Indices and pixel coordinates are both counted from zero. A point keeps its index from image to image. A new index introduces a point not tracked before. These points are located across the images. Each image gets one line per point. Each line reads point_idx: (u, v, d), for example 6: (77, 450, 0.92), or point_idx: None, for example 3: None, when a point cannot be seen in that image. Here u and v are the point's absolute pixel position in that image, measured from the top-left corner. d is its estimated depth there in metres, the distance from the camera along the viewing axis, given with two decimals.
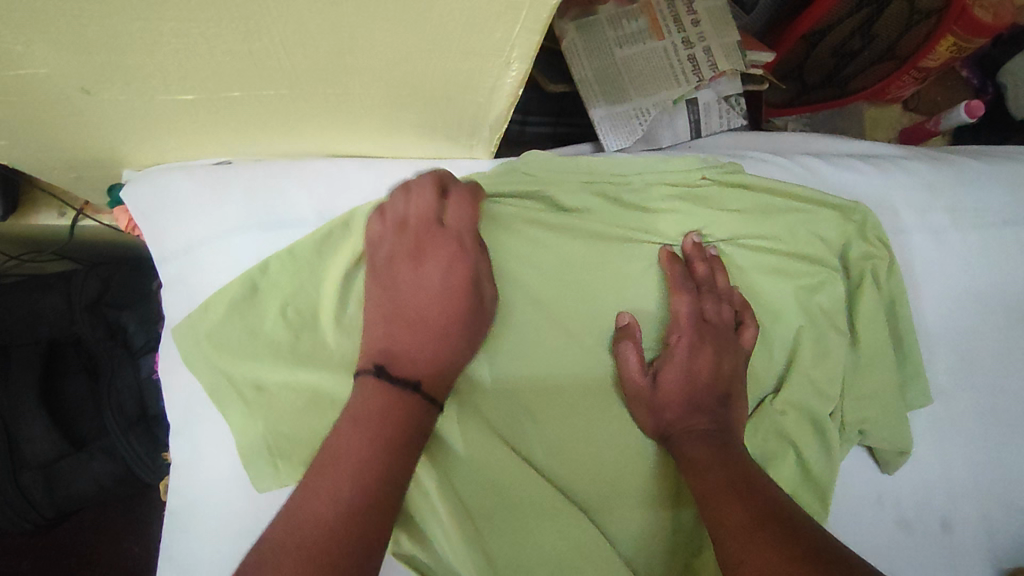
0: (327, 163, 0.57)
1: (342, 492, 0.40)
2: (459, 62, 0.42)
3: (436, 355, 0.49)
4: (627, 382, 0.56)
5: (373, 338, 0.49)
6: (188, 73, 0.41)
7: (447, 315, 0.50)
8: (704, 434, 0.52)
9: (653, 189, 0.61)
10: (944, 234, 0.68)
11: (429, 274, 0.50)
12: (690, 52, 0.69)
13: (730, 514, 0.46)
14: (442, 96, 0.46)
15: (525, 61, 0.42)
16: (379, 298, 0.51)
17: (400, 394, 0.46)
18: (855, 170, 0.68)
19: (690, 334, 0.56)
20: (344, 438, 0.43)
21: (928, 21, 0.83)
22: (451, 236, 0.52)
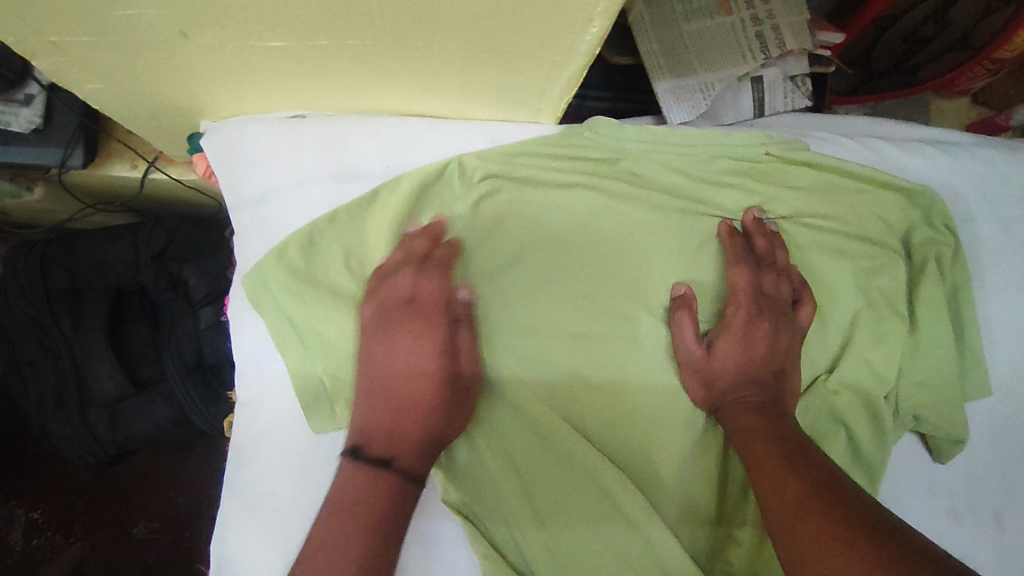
0: (396, 121, 0.59)
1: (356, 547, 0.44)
2: (543, 16, 0.42)
3: (438, 403, 0.51)
4: (680, 351, 0.56)
5: (362, 412, 0.50)
6: (282, 20, 0.43)
7: (427, 395, 0.50)
8: (758, 406, 0.53)
9: (715, 162, 0.61)
10: (1014, 225, 0.66)
11: (433, 342, 0.51)
12: (757, 30, 0.68)
13: (784, 485, 0.46)
14: (521, 53, 0.47)
15: (607, 20, 0.43)
16: (380, 368, 0.51)
17: (372, 485, 0.46)
18: (925, 154, 0.66)
19: (748, 307, 0.56)
20: (339, 528, 0.44)
21: (1006, 9, 0.80)
22: (428, 309, 0.52)
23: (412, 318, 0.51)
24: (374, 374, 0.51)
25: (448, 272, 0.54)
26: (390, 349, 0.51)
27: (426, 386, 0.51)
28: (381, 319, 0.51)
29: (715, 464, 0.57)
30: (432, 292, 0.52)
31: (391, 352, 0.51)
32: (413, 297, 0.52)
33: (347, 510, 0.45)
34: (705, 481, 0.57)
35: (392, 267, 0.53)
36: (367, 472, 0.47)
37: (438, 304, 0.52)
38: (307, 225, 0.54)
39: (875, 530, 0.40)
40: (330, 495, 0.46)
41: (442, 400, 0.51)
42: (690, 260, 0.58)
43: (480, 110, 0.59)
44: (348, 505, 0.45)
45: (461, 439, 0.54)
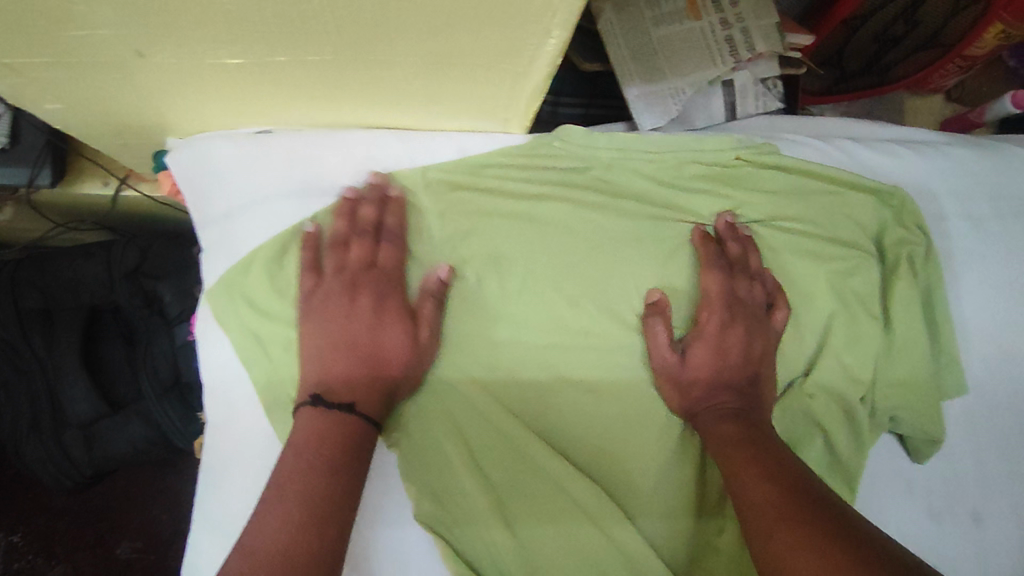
0: (362, 133, 0.58)
1: (311, 494, 0.45)
2: (500, 28, 0.42)
3: (399, 353, 0.52)
4: (655, 358, 0.56)
5: (315, 363, 0.52)
6: (237, 37, 0.43)
7: (378, 340, 0.52)
8: (732, 412, 0.53)
9: (686, 168, 0.61)
10: (984, 223, 0.66)
11: (388, 305, 0.53)
12: (727, 34, 0.68)
13: (761, 492, 0.46)
14: (483, 65, 0.47)
15: (566, 31, 0.42)
16: (329, 329, 0.52)
17: (341, 426, 0.49)
18: (894, 154, 0.66)
19: (721, 312, 0.56)
20: (296, 465, 0.46)
21: (974, 7, 0.82)
22: (384, 274, 0.54)
23: (370, 282, 0.53)
24: (334, 334, 0.52)
25: (404, 245, 0.55)
26: (335, 312, 0.52)
27: (388, 345, 0.52)
28: (338, 281, 0.53)
29: (695, 471, 0.57)
30: (369, 244, 0.54)
31: (354, 311, 0.52)
32: (369, 263, 0.54)
33: (307, 454, 0.47)
34: (684, 489, 0.56)
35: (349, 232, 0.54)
36: (317, 425, 0.48)
37: (401, 267, 0.54)
38: (278, 237, 0.56)
39: (853, 541, 0.40)
40: (288, 446, 0.48)
41: (397, 351, 0.52)
42: (661, 265, 0.58)
43: (448, 122, 0.59)
44: (286, 469, 0.46)
45: (435, 454, 0.54)
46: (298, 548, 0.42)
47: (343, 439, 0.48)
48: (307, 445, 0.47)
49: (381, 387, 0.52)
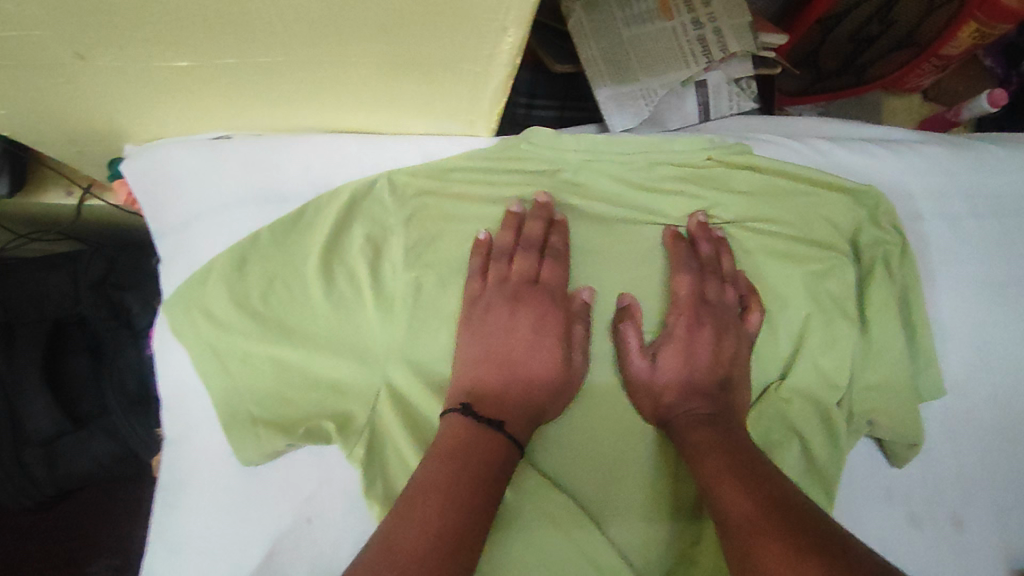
0: (324, 138, 0.56)
1: (472, 499, 0.42)
2: (454, 26, 0.40)
3: (557, 368, 0.52)
4: (626, 365, 0.54)
5: (460, 380, 0.51)
6: (181, 38, 0.41)
7: (540, 360, 0.51)
8: (705, 419, 0.51)
9: (657, 169, 0.60)
10: (959, 222, 0.65)
11: (548, 324, 0.53)
12: (699, 33, 0.67)
13: (743, 506, 0.43)
14: (443, 66, 0.45)
15: (525, 30, 0.41)
16: (478, 350, 0.51)
17: (483, 434, 0.46)
18: (870, 154, 0.64)
19: (690, 315, 0.55)
20: (430, 468, 0.43)
21: (949, 7, 0.81)
22: (548, 290, 0.54)
23: (536, 298, 0.53)
24: (495, 351, 0.51)
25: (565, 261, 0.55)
26: (520, 325, 0.52)
27: (536, 365, 0.51)
28: (501, 293, 0.53)
29: (669, 480, 0.55)
30: (532, 259, 0.54)
31: (512, 328, 0.52)
32: (532, 280, 0.54)
33: (450, 458, 0.44)
34: (658, 499, 0.55)
35: (516, 244, 0.55)
36: (456, 432, 0.46)
37: (564, 290, 0.54)
38: (237, 247, 0.54)
39: (840, 555, 0.38)
40: (431, 452, 0.45)
41: (549, 365, 0.52)
42: (630, 270, 0.57)
43: (413, 125, 0.57)
44: (428, 474, 0.43)
45: (399, 467, 0.53)
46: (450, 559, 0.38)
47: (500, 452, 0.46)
48: (483, 454, 0.45)
49: (508, 402, 0.49)
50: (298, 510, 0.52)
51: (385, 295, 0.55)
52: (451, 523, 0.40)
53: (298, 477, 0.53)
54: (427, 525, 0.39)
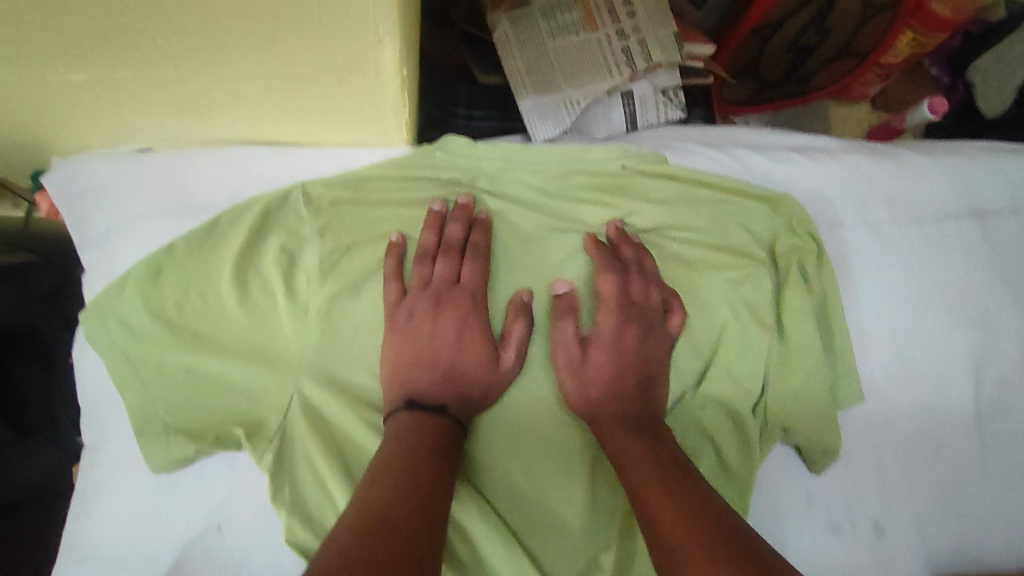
0: (240, 149, 0.57)
1: (419, 469, 0.46)
2: (332, 42, 0.41)
3: (487, 362, 0.54)
4: (557, 348, 0.55)
5: (396, 381, 0.53)
6: (72, 53, 0.42)
7: (469, 354, 0.54)
8: (633, 424, 0.52)
9: (572, 177, 0.61)
10: (880, 229, 0.65)
11: (473, 322, 0.55)
12: (624, 44, 0.68)
13: (675, 513, 0.43)
14: (328, 76, 0.45)
15: (396, 39, 0.41)
16: (406, 352, 0.53)
17: (428, 423, 0.50)
18: (789, 161, 0.65)
19: (615, 314, 0.56)
20: (385, 448, 0.48)
21: (883, 15, 0.82)
22: (466, 291, 0.55)
23: (454, 300, 0.55)
24: (423, 353, 0.53)
25: (487, 259, 0.56)
26: (445, 327, 0.54)
27: (468, 359, 0.54)
28: (423, 298, 0.54)
29: (580, 485, 0.56)
30: (450, 263, 0.55)
31: (438, 331, 0.54)
32: (452, 281, 0.55)
33: (405, 443, 0.48)
34: (570, 503, 0.56)
35: (437, 247, 0.56)
36: (404, 427, 0.50)
37: (480, 285, 0.56)
38: (151, 257, 0.55)
39: (761, 562, 0.39)
40: (384, 441, 0.49)
41: (481, 358, 0.54)
42: (546, 277, 0.58)
43: (331, 136, 0.58)
44: (380, 456, 0.47)
45: (309, 473, 0.53)
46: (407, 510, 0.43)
47: (440, 438, 0.50)
48: (428, 444, 0.48)
49: (449, 389, 0.53)
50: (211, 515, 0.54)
51: (300, 303, 0.55)
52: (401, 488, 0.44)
53: (209, 484, 0.54)
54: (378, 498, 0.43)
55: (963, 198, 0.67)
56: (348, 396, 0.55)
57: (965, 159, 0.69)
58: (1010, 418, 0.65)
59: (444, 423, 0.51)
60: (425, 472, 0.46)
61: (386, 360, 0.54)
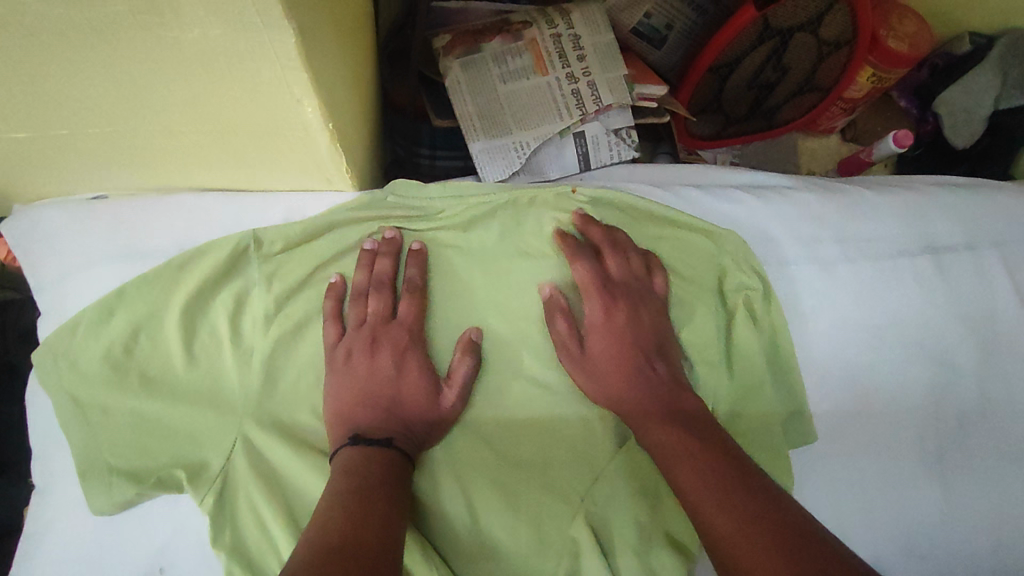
0: (192, 197, 0.59)
1: (376, 493, 0.47)
2: (253, 99, 0.42)
3: (428, 397, 0.53)
4: (555, 337, 0.58)
5: (339, 420, 0.52)
6: (7, 113, 0.43)
7: (410, 389, 0.53)
8: (649, 400, 0.54)
9: (524, 212, 0.61)
10: (834, 266, 0.65)
11: (412, 358, 0.54)
12: (574, 87, 0.70)
13: (712, 503, 0.44)
14: (259, 132, 0.47)
15: (315, 99, 0.42)
16: (345, 390, 0.53)
17: (376, 455, 0.49)
18: (737, 201, 0.65)
19: (602, 296, 0.58)
20: (344, 475, 0.48)
21: (840, 52, 0.83)
22: (402, 327, 0.55)
23: (389, 337, 0.54)
24: (361, 390, 0.53)
25: (423, 293, 0.57)
26: (382, 364, 0.53)
27: (409, 395, 0.53)
28: (359, 336, 0.54)
29: (529, 526, 0.55)
30: (386, 297, 0.56)
31: (375, 367, 0.53)
32: (387, 318, 0.55)
33: (358, 474, 0.48)
34: (519, 545, 0.54)
35: (369, 283, 0.56)
36: (358, 459, 0.49)
37: (417, 320, 0.56)
38: (103, 297, 0.55)
39: (817, 542, 0.40)
40: (334, 476, 0.48)
41: (422, 392, 0.53)
42: (493, 313, 0.59)
43: (278, 182, 0.59)
44: (336, 483, 0.47)
45: (250, 516, 0.52)
46: (366, 526, 0.43)
47: (391, 469, 0.49)
48: (372, 477, 0.48)
49: (393, 423, 0.52)
50: (152, 558, 0.53)
51: (244, 346, 0.56)
52: (363, 507, 0.45)
53: (150, 527, 0.54)
54: (335, 517, 0.44)
55: (918, 234, 0.67)
56: (291, 438, 0.54)
57: (920, 197, 0.68)
58: (973, 456, 0.63)
59: (390, 454, 0.50)
60: (384, 494, 0.47)
61: (327, 399, 0.53)
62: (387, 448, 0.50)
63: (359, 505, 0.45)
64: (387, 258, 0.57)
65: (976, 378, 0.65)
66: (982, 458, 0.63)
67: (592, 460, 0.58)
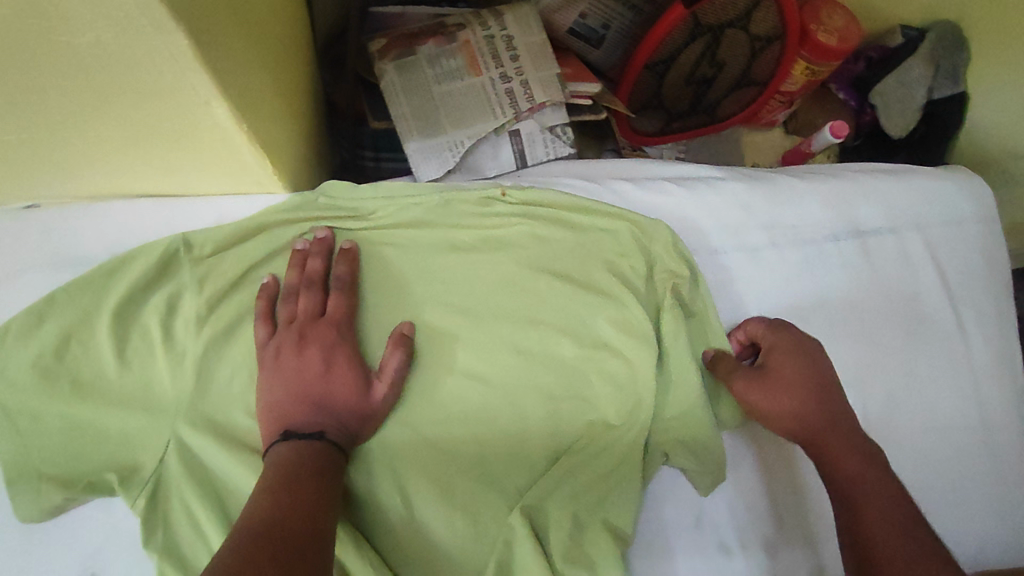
0: (122, 205, 0.59)
1: (305, 485, 0.47)
2: (160, 103, 0.42)
3: (359, 391, 0.54)
4: (728, 381, 0.60)
5: (270, 418, 0.53)
6: None
7: (340, 383, 0.54)
8: (826, 426, 0.57)
9: (453, 208, 0.62)
10: (761, 253, 0.67)
11: (342, 353, 0.55)
12: (507, 86, 0.71)
13: (886, 509, 0.51)
14: (175, 136, 0.47)
15: (223, 100, 0.43)
16: (275, 387, 0.53)
17: (307, 448, 0.50)
18: (665, 192, 0.67)
19: (789, 353, 0.60)
20: (276, 467, 0.49)
21: (772, 47, 0.85)
22: (331, 323, 0.56)
23: (318, 334, 0.55)
24: (290, 387, 0.53)
25: (352, 290, 0.58)
26: (310, 360, 0.54)
27: (339, 390, 0.54)
28: (288, 333, 0.55)
29: (464, 515, 0.56)
30: (317, 296, 0.57)
31: (304, 363, 0.53)
32: (316, 315, 0.56)
33: (286, 467, 0.48)
34: (454, 534, 0.55)
35: (300, 283, 0.57)
36: (288, 454, 0.49)
37: (348, 316, 0.57)
38: (32, 307, 0.55)
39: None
40: (265, 471, 0.49)
41: (354, 386, 0.54)
42: (425, 308, 0.60)
43: (209, 188, 0.60)
44: (265, 478, 0.48)
45: (183, 516, 0.53)
46: (293, 519, 0.44)
47: (324, 459, 0.50)
48: (303, 470, 0.48)
49: (324, 417, 0.52)
50: (83, 563, 0.53)
51: (176, 349, 0.56)
52: (290, 499, 0.46)
53: (81, 531, 0.54)
54: (263, 509, 0.45)
55: (842, 219, 0.69)
56: (224, 437, 0.55)
57: (845, 183, 0.70)
58: (900, 433, 0.65)
59: (322, 447, 0.51)
60: (314, 485, 0.48)
61: (259, 398, 0.54)
62: (317, 441, 0.51)
63: (286, 496, 0.46)
64: (318, 258, 0.58)
65: (901, 357, 0.67)
66: (908, 434, 0.65)
67: (527, 449, 0.59)
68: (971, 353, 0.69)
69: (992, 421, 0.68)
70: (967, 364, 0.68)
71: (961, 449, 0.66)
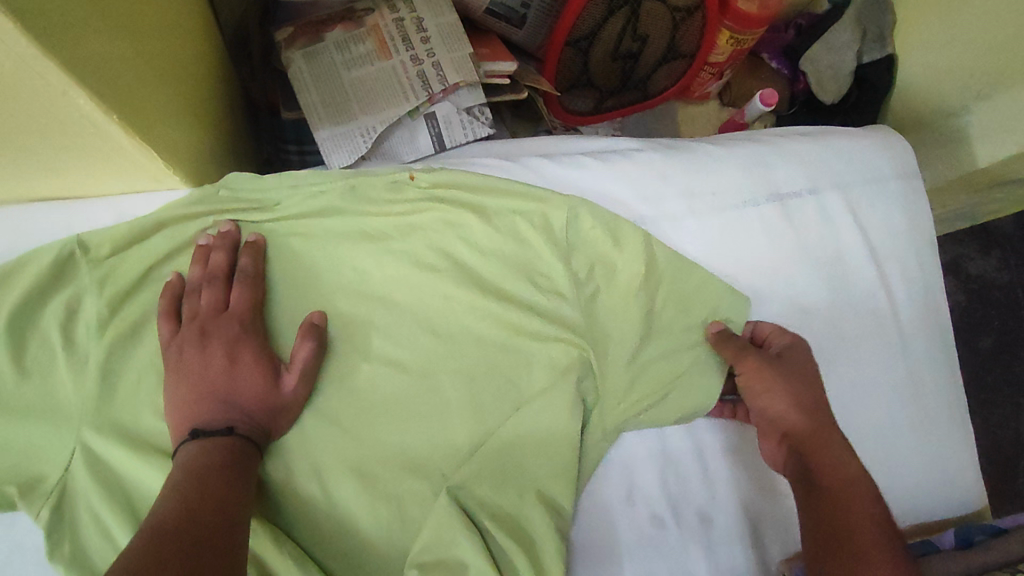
0: (16, 209, 0.57)
1: (215, 478, 0.46)
2: (13, 97, 0.40)
3: (267, 382, 0.53)
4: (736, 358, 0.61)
5: (176, 418, 0.51)
6: None
7: (246, 377, 0.52)
8: (822, 419, 0.57)
9: (361, 195, 0.61)
10: (681, 222, 0.66)
11: (247, 346, 0.53)
12: (418, 68, 0.70)
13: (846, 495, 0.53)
14: (45, 131, 0.45)
15: (81, 88, 0.41)
16: (178, 386, 0.52)
17: (214, 444, 0.48)
18: (582, 166, 0.67)
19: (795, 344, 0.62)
20: (184, 466, 0.47)
21: (693, 17, 0.84)
22: (235, 316, 0.54)
23: (220, 328, 0.53)
24: (194, 384, 0.51)
25: (257, 281, 0.57)
26: (212, 355, 0.52)
27: (246, 383, 0.52)
28: (190, 330, 0.53)
29: (385, 501, 0.55)
30: (220, 289, 0.55)
31: (207, 359, 0.52)
32: (219, 309, 0.54)
33: (194, 463, 0.47)
34: (376, 522, 0.54)
35: (202, 278, 0.56)
36: (196, 451, 0.48)
37: (253, 308, 0.55)
38: None
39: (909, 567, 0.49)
40: (173, 471, 0.47)
41: (261, 379, 0.53)
42: (338, 295, 0.59)
43: (105, 188, 0.58)
44: (173, 476, 0.46)
45: (90, 524, 0.51)
46: (203, 514, 0.43)
47: (235, 454, 0.49)
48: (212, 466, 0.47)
49: (233, 412, 0.51)
50: None
51: (78, 353, 0.55)
52: (198, 493, 0.44)
53: None
54: (170, 508, 0.43)
55: (761, 182, 0.69)
56: (131, 440, 0.53)
57: (762, 146, 0.70)
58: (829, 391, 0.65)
59: (230, 442, 0.49)
60: (225, 479, 0.46)
61: (165, 398, 0.52)
62: (225, 436, 0.49)
63: (196, 492, 0.44)
64: (222, 251, 0.56)
65: (826, 316, 0.67)
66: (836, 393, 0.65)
67: (450, 432, 0.58)
68: (896, 309, 0.69)
69: (919, 372, 0.68)
70: (892, 319, 0.69)
71: (888, 401, 0.67)
